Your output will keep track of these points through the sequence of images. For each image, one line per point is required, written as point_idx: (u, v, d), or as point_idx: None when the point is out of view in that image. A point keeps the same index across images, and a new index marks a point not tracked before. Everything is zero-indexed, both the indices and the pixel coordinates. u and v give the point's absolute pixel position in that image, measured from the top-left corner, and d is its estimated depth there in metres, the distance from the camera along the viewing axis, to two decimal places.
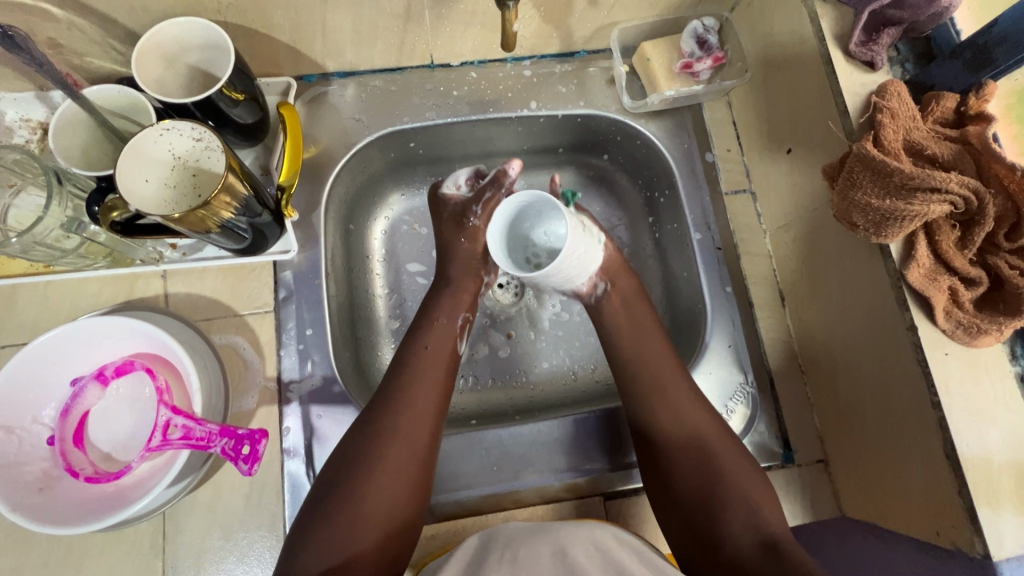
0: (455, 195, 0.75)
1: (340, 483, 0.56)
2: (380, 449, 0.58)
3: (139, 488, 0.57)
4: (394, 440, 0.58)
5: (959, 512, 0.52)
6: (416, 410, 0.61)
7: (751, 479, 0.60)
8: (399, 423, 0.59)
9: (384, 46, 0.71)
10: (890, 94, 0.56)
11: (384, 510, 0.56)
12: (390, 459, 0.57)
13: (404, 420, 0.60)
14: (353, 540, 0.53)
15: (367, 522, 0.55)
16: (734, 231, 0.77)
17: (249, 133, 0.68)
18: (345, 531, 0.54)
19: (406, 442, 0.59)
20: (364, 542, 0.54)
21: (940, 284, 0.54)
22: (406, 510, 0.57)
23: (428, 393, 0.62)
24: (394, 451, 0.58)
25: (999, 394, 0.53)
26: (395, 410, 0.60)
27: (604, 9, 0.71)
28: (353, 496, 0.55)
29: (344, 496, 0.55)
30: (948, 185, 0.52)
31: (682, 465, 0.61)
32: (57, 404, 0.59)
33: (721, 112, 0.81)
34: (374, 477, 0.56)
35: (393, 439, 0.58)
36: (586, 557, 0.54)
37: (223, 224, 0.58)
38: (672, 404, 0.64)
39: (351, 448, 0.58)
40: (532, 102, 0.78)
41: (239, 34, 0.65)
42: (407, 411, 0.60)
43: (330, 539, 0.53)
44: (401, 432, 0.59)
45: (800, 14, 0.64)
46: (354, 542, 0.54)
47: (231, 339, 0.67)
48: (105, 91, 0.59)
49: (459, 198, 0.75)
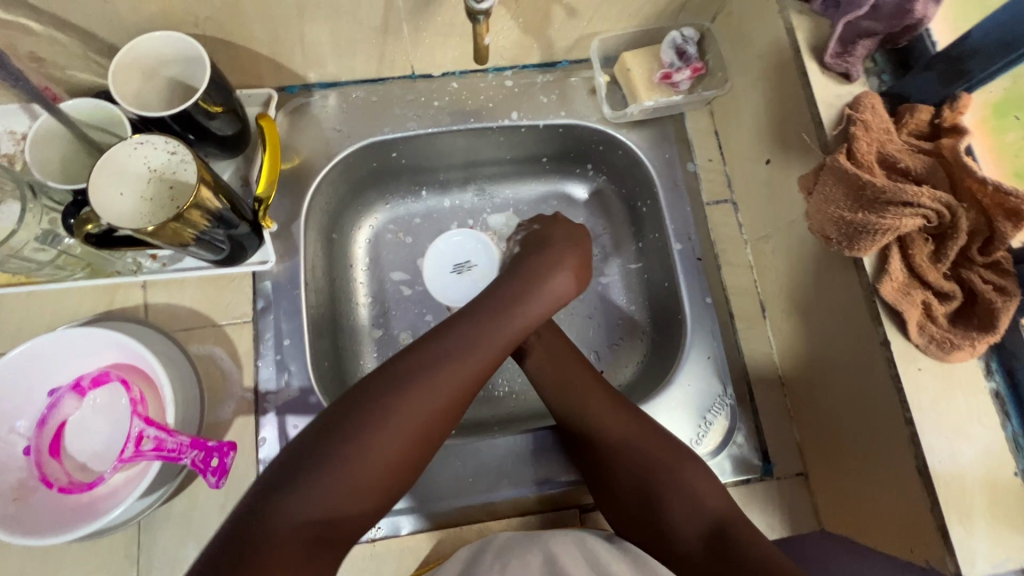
0: None
1: (359, 443, 0.50)
2: (406, 412, 0.52)
3: (112, 499, 0.57)
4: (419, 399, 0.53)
5: (932, 529, 0.51)
6: (453, 379, 0.55)
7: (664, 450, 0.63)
8: (431, 383, 0.54)
9: (364, 58, 0.72)
10: (864, 107, 0.56)
11: (385, 470, 0.51)
12: (407, 421, 0.52)
13: (438, 380, 0.54)
14: (352, 497, 0.49)
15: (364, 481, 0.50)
16: (715, 241, 0.77)
17: (229, 145, 0.68)
18: (344, 488, 0.49)
19: (433, 405, 0.54)
20: (358, 501, 0.50)
21: (913, 298, 0.53)
22: (404, 474, 0.53)
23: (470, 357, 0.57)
24: (414, 414, 0.53)
25: (971, 410, 0.53)
26: (427, 369, 0.54)
27: (583, 19, 0.71)
28: (361, 450, 0.50)
29: (359, 456, 0.50)
30: (920, 199, 0.52)
31: (579, 421, 0.66)
32: (32, 416, 0.60)
33: (704, 122, 0.81)
34: (386, 436, 0.51)
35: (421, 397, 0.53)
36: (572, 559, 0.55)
37: (199, 236, 0.59)
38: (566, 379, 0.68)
39: (373, 406, 0.52)
40: (513, 112, 0.79)
41: (218, 48, 0.66)
42: (445, 377, 0.55)
43: (328, 501, 0.48)
44: (428, 394, 0.53)
45: (778, 25, 0.64)
46: (348, 499, 0.49)
47: (208, 349, 0.67)
48: (82, 104, 0.60)
49: None
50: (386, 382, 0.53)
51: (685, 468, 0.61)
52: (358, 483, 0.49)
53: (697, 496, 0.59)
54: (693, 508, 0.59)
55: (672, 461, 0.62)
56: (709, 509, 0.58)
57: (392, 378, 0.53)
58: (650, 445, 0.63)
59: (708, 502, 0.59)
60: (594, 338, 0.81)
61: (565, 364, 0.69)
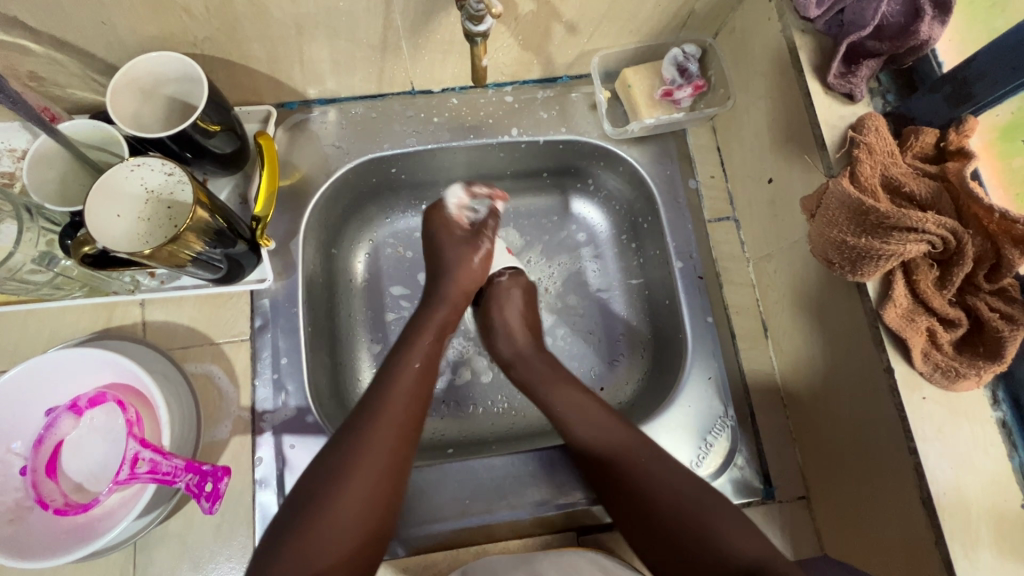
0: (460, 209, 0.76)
1: (313, 499, 0.52)
2: (353, 462, 0.53)
3: (109, 519, 0.57)
4: (362, 451, 0.54)
5: (936, 562, 0.50)
6: (392, 421, 0.57)
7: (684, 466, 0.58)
8: (375, 432, 0.55)
9: (364, 75, 0.71)
10: (867, 129, 0.56)
11: (353, 525, 0.51)
12: (362, 471, 0.53)
13: (381, 430, 0.56)
14: (317, 556, 0.49)
15: (333, 540, 0.50)
16: (717, 259, 0.76)
17: (228, 163, 0.68)
18: (314, 549, 0.49)
19: (381, 452, 0.55)
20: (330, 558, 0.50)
21: (917, 325, 0.52)
22: (370, 527, 0.53)
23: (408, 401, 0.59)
24: (365, 463, 0.54)
25: (977, 440, 0.52)
26: (372, 421, 0.56)
27: (583, 36, 0.71)
28: (322, 508, 0.51)
29: (319, 514, 0.51)
30: (925, 225, 0.50)
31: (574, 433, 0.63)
32: (28, 436, 0.60)
33: (705, 138, 0.80)
34: (343, 491, 0.52)
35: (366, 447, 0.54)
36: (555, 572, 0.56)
37: (196, 256, 0.59)
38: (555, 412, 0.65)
39: (322, 464, 0.54)
40: (513, 129, 0.78)
41: (217, 66, 0.65)
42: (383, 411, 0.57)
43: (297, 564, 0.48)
44: (372, 442, 0.55)
45: (780, 44, 0.63)
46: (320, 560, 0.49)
47: (206, 367, 0.67)
48: (80, 125, 0.59)
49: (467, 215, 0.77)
50: (332, 443, 0.55)
51: (711, 511, 0.54)
52: (319, 548, 0.49)
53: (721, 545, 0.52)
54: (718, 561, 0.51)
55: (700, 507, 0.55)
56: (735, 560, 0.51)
57: (342, 439, 0.55)
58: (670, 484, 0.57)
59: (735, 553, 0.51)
60: (597, 353, 0.80)
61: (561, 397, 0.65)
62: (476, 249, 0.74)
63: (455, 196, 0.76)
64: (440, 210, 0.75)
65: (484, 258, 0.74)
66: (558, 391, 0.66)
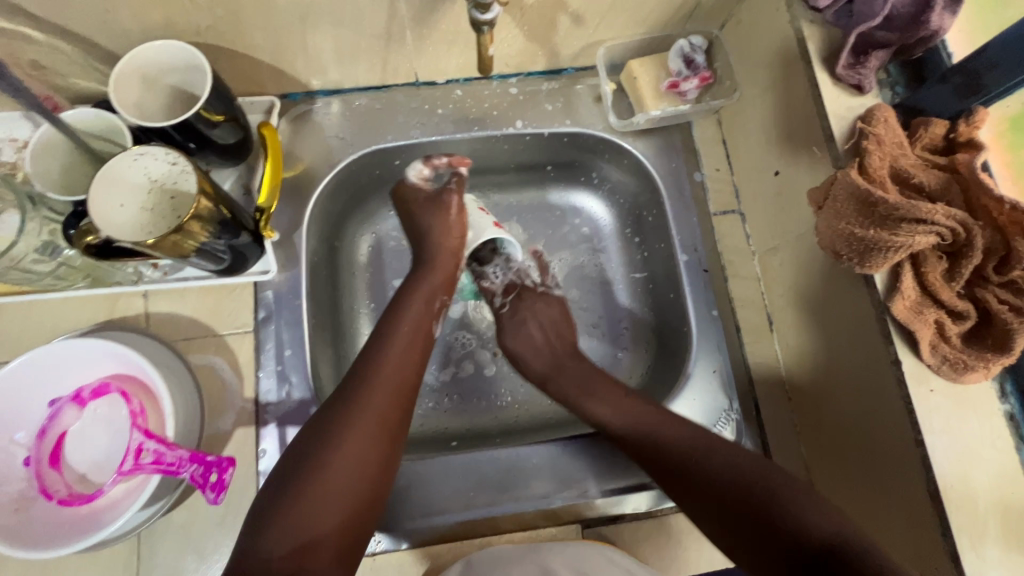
0: (420, 179, 0.73)
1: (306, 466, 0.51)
2: (346, 424, 0.54)
3: (113, 510, 0.57)
4: (355, 414, 0.54)
5: (942, 554, 0.50)
6: (386, 383, 0.57)
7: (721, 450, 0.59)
8: (368, 395, 0.56)
9: (368, 65, 0.71)
10: (876, 120, 0.55)
11: (343, 488, 0.51)
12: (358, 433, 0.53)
13: (375, 393, 0.56)
14: (312, 523, 0.49)
15: (328, 506, 0.50)
16: (722, 252, 0.76)
17: (231, 153, 0.68)
18: (305, 511, 0.49)
19: (375, 414, 0.55)
20: (325, 522, 0.49)
21: (925, 317, 0.52)
22: (364, 493, 0.52)
23: (402, 368, 0.59)
24: (359, 424, 0.54)
25: (985, 433, 0.52)
26: (366, 384, 0.57)
27: (589, 27, 0.70)
28: (316, 471, 0.51)
29: (312, 477, 0.51)
30: (934, 216, 0.50)
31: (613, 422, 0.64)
32: (32, 427, 0.60)
33: (711, 131, 0.79)
34: (334, 451, 0.52)
35: (361, 410, 0.55)
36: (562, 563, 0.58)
37: (200, 247, 0.58)
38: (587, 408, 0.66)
39: (316, 427, 0.54)
40: (518, 121, 0.78)
41: (220, 55, 0.65)
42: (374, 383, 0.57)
43: (287, 530, 0.48)
44: (364, 405, 0.55)
45: (788, 35, 0.63)
46: (314, 525, 0.49)
47: (209, 359, 0.67)
48: (82, 114, 0.59)
49: (425, 182, 0.73)
50: (325, 410, 0.55)
51: (764, 476, 0.54)
52: (312, 509, 0.49)
53: (794, 513, 0.51)
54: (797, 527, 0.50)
55: (755, 472, 0.55)
56: (812, 533, 0.49)
57: (332, 408, 0.55)
58: (715, 453, 0.57)
59: (810, 524, 0.50)
60: (601, 347, 0.80)
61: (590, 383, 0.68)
62: (446, 209, 0.72)
63: (415, 170, 0.73)
64: (402, 186, 0.74)
65: (457, 213, 0.72)
66: (591, 387, 0.67)
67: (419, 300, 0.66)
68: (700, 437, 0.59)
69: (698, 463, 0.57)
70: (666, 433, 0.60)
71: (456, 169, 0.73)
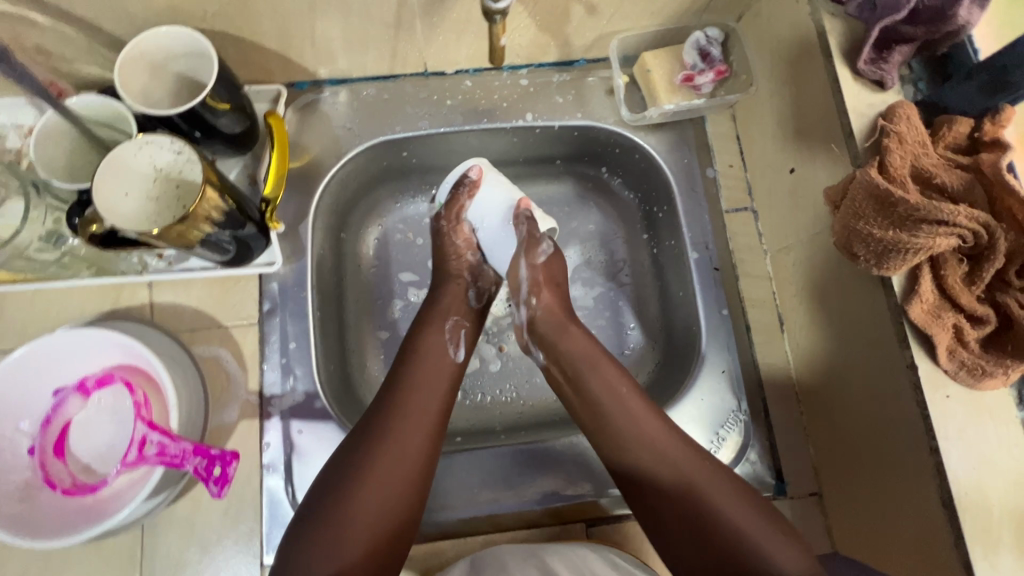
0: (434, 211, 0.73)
1: (337, 491, 0.52)
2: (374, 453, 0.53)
3: (117, 501, 0.57)
4: (378, 445, 0.54)
5: (954, 561, 0.49)
6: (423, 409, 0.58)
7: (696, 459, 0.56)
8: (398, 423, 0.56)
9: (376, 54, 0.70)
10: (898, 118, 0.54)
11: (365, 523, 0.50)
12: (382, 465, 0.53)
13: (399, 425, 0.56)
14: (340, 553, 0.48)
15: (349, 536, 0.49)
16: (734, 251, 0.74)
17: (237, 143, 0.67)
18: (328, 546, 0.48)
19: (399, 443, 0.54)
20: (351, 554, 0.49)
21: (944, 321, 0.51)
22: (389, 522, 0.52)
23: (428, 395, 0.59)
24: (383, 456, 0.53)
25: (1001, 440, 0.51)
26: (389, 416, 0.56)
27: (603, 17, 0.68)
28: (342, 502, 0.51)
29: (345, 505, 0.51)
30: (956, 218, 0.49)
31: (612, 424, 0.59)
32: (36, 416, 0.59)
33: (725, 125, 0.78)
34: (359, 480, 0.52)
35: (388, 442, 0.54)
36: (560, 561, 0.57)
37: (204, 238, 0.57)
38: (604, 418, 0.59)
39: (342, 459, 0.54)
40: (528, 113, 0.76)
41: (227, 42, 0.64)
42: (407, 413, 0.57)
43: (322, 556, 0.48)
44: (392, 438, 0.55)
45: (809, 28, 0.61)
46: (341, 556, 0.48)
47: (214, 350, 0.66)
48: (87, 100, 0.58)
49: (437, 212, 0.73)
50: (353, 440, 0.55)
51: (756, 526, 0.51)
52: (336, 540, 0.49)
53: (764, 547, 0.49)
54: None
55: (746, 519, 0.51)
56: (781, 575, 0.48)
57: (359, 441, 0.55)
58: (719, 497, 0.53)
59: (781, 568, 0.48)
60: (607, 344, 0.79)
61: (600, 380, 0.61)
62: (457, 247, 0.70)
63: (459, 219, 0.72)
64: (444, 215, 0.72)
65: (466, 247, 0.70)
66: (592, 368, 0.61)
67: (438, 334, 0.65)
68: (712, 482, 0.54)
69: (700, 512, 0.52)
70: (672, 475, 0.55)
71: (467, 176, 0.68)
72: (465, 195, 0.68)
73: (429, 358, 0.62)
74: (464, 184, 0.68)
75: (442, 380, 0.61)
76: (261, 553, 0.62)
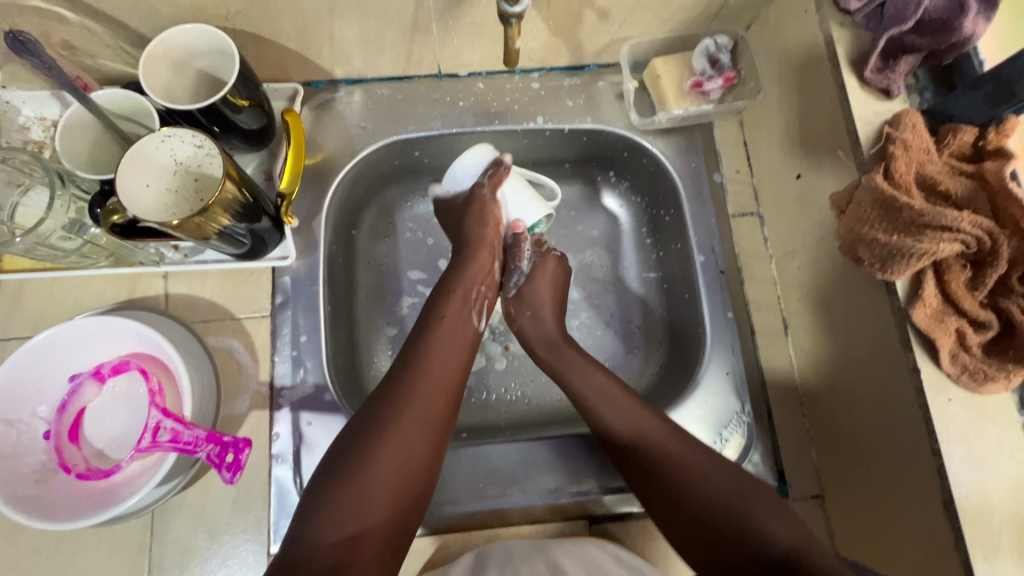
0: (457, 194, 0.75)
1: (355, 454, 0.53)
2: (390, 425, 0.54)
3: (129, 486, 0.58)
4: (400, 415, 0.55)
5: (954, 564, 0.50)
6: (440, 383, 0.59)
7: (696, 446, 0.58)
8: (416, 395, 0.57)
9: (391, 56, 0.71)
10: (904, 126, 0.55)
11: (389, 491, 0.52)
12: (401, 433, 0.54)
13: (421, 395, 0.57)
14: (356, 519, 0.50)
15: (368, 506, 0.51)
16: (739, 255, 0.76)
17: (253, 139, 0.68)
18: (346, 513, 0.50)
19: (421, 414, 0.56)
20: (368, 518, 0.50)
21: (946, 326, 0.51)
22: (403, 501, 0.53)
23: (445, 369, 0.60)
24: (401, 431, 0.54)
25: (1003, 444, 0.51)
26: (410, 386, 0.57)
27: (615, 23, 0.70)
28: (357, 476, 0.52)
29: (361, 474, 0.52)
30: (960, 224, 0.50)
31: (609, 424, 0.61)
32: (53, 401, 0.61)
33: (733, 131, 0.79)
34: (381, 448, 0.53)
35: (408, 412, 0.55)
36: (569, 557, 0.57)
37: (222, 230, 0.59)
38: (607, 402, 0.62)
39: (361, 425, 0.55)
40: (539, 116, 0.77)
41: (248, 41, 0.65)
42: (425, 384, 0.58)
43: (336, 520, 0.49)
44: (412, 411, 0.56)
45: (817, 36, 0.62)
46: (359, 520, 0.50)
47: (226, 342, 0.68)
48: (113, 95, 0.60)
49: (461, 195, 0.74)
50: (371, 408, 0.56)
51: (751, 500, 0.53)
52: (360, 504, 0.51)
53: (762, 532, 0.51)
54: (759, 552, 0.50)
55: (743, 498, 0.53)
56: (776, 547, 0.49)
57: (377, 410, 0.56)
58: (718, 481, 0.55)
59: (774, 541, 0.50)
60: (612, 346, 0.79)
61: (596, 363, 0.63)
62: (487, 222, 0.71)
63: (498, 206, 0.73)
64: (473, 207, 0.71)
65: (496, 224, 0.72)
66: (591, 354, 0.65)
67: (460, 311, 0.65)
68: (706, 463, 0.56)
69: (691, 491, 0.55)
70: (672, 453, 0.58)
71: (500, 161, 0.71)
72: (502, 175, 0.71)
73: (446, 333, 0.63)
74: (500, 167, 0.71)
75: (457, 358, 0.62)
76: (268, 542, 0.63)
